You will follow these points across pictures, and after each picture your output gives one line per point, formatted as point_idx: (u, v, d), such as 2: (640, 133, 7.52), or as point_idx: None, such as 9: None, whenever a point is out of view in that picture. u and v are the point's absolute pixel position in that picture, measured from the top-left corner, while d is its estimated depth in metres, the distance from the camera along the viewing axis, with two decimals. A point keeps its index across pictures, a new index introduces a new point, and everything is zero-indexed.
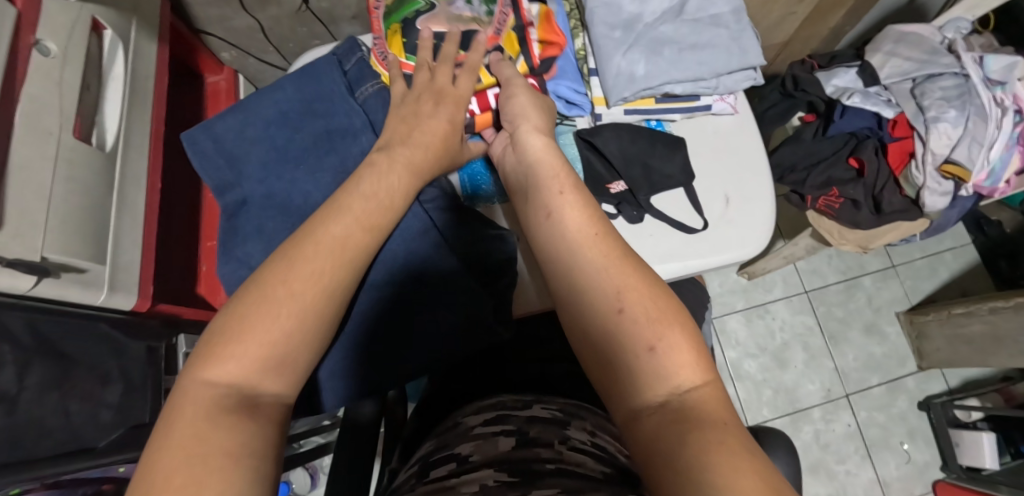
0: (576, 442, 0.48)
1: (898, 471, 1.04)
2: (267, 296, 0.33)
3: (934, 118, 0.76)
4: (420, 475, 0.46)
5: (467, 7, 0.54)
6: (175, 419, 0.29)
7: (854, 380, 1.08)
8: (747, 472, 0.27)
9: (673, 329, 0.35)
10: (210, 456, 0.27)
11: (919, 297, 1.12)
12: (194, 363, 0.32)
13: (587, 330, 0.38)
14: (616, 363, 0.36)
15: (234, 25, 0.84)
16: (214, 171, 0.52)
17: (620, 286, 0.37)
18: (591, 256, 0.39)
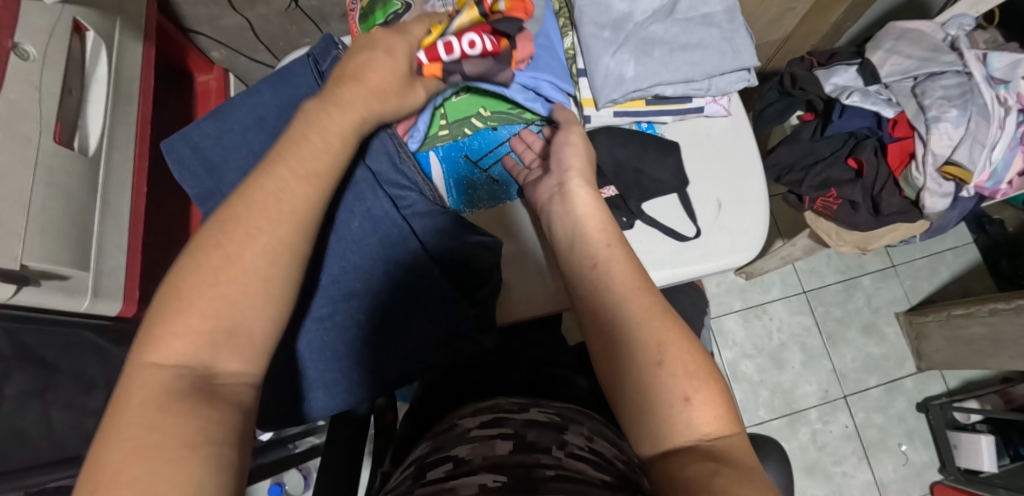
0: (574, 447, 0.46)
1: (896, 472, 1.03)
2: (201, 267, 0.31)
3: (935, 117, 0.75)
4: (416, 476, 0.45)
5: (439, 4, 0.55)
6: (123, 407, 0.27)
7: (851, 381, 1.07)
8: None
9: (706, 384, 0.35)
10: (163, 447, 0.26)
11: (919, 297, 1.10)
12: (139, 345, 0.30)
13: (619, 369, 0.38)
14: (645, 405, 0.36)
15: (223, 24, 0.82)
16: (194, 178, 0.51)
17: (661, 338, 0.37)
18: (631, 301, 0.39)
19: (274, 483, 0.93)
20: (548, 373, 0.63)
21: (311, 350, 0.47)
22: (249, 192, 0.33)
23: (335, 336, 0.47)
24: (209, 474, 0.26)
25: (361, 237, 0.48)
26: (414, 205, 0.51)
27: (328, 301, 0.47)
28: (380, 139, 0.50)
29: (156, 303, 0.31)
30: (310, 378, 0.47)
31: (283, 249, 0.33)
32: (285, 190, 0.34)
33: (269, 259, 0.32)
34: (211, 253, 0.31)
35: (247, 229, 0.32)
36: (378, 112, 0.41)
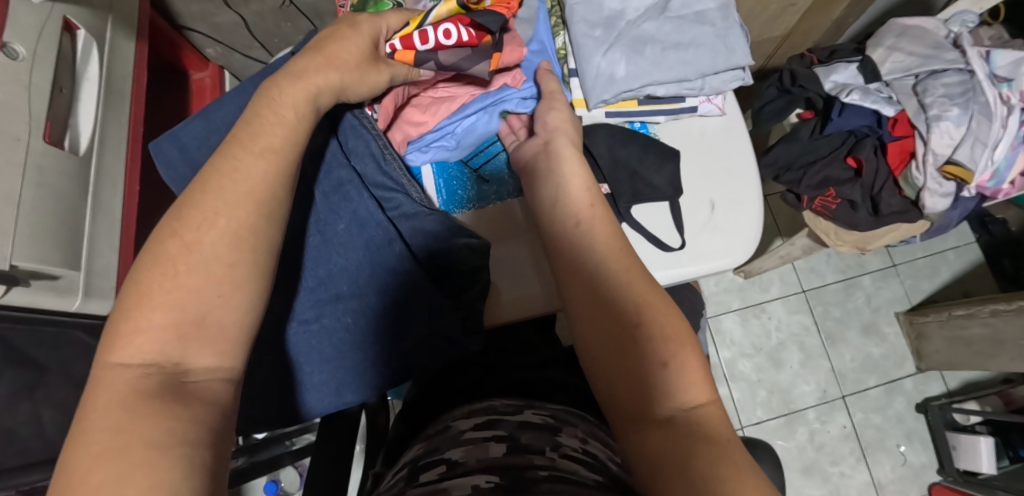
0: (567, 449, 0.46)
1: (894, 473, 1.03)
2: (160, 257, 0.32)
3: (935, 116, 0.74)
4: (408, 479, 0.44)
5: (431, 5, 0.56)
6: (90, 410, 0.28)
7: (850, 381, 1.06)
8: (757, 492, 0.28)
9: (685, 349, 0.36)
10: (128, 448, 0.26)
11: (920, 297, 1.09)
12: (105, 344, 0.31)
13: (599, 338, 0.39)
14: (628, 372, 0.36)
15: (218, 21, 0.82)
16: (181, 179, 0.51)
17: (640, 303, 0.38)
18: (616, 270, 0.40)
19: (270, 480, 0.94)
20: (539, 374, 0.63)
21: (300, 351, 0.47)
22: (203, 180, 0.35)
23: (322, 337, 0.47)
24: (178, 474, 0.26)
25: (349, 239, 0.49)
26: (400, 206, 0.51)
27: (317, 302, 0.47)
28: (350, 119, 0.51)
29: (121, 301, 0.32)
30: (306, 380, 0.47)
31: (242, 236, 0.34)
32: (240, 168, 0.35)
33: (234, 243, 0.33)
34: (170, 247, 0.32)
35: (204, 214, 0.33)
36: (336, 82, 0.42)
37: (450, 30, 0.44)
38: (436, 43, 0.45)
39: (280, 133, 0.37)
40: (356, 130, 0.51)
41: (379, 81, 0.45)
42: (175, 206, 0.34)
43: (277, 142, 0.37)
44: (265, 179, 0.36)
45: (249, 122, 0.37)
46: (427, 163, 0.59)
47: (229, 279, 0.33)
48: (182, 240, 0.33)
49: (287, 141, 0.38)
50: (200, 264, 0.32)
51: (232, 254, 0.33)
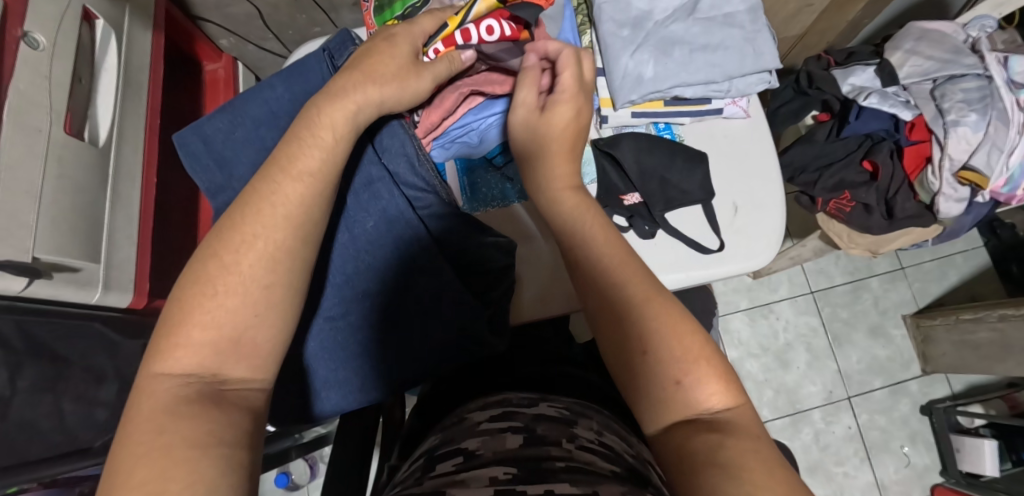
0: (583, 440, 0.46)
1: (897, 474, 1.03)
2: (200, 276, 0.32)
3: (953, 121, 0.74)
4: (424, 470, 0.45)
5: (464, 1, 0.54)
6: (134, 415, 0.28)
7: (856, 382, 1.07)
8: (775, 484, 0.29)
9: (703, 365, 0.35)
10: (171, 449, 0.26)
11: (927, 300, 1.10)
12: (151, 356, 0.31)
13: (614, 361, 0.38)
14: (643, 387, 0.36)
15: (231, 12, 0.81)
16: (205, 172, 0.51)
17: (648, 325, 0.37)
18: (629, 282, 0.39)
19: (281, 473, 0.95)
20: (554, 370, 0.63)
21: (321, 346, 0.47)
22: (246, 201, 0.35)
23: (347, 332, 0.47)
24: (219, 472, 0.26)
25: (374, 236, 0.48)
26: (430, 206, 0.50)
27: (340, 298, 0.47)
28: (392, 128, 0.49)
29: (164, 316, 0.32)
30: (318, 374, 0.47)
31: (284, 268, 0.34)
32: (278, 192, 0.35)
33: (270, 265, 0.33)
34: (211, 275, 0.32)
35: (243, 237, 0.33)
36: (376, 96, 0.41)
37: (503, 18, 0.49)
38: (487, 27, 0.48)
39: (315, 156, 0.37)
40: (394, 134, 0.49)
41: (422, 86, 0.44)
42: (215, 228, 0.34)
43: (314, 165, 0.37)
44: (304, 199, 0.36)
45: (286, 151, 0.37)
46: (449, 160, 0.59)
47: (265, 299, 0.33)
48: (226, 267, 0.32)
49: (326, 163, 0.38)
50: (236, 290, 0.32)
51: (277, 275, 0.33)
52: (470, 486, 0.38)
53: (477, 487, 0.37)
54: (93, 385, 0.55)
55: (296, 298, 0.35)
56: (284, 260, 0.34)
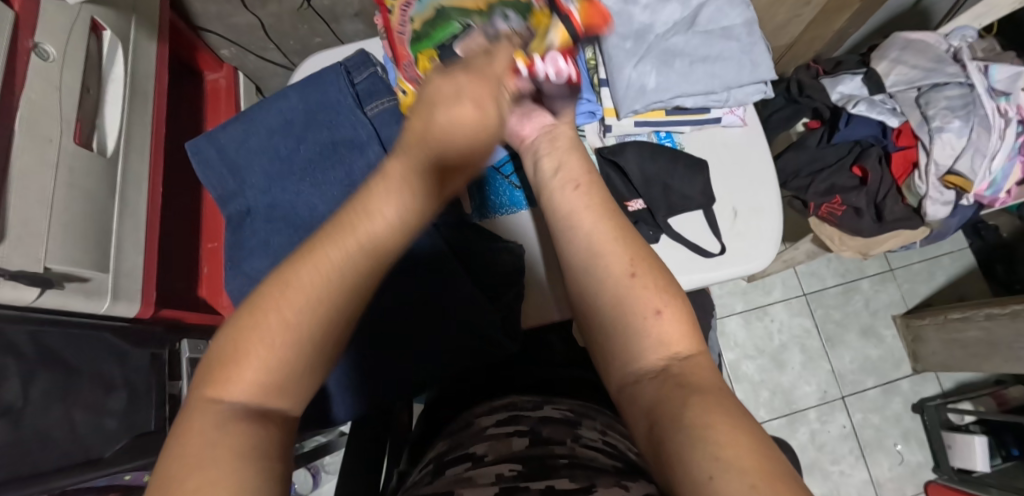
0: (587, 439, 0.47)
1: (892, 472, 1.06)
2: (265, 301, 0.27)
3: (938, 128, 0.77)
4: (433, 474, 0.45)
5: (504, 20, 0.48)
6: (183, 438, 0.24)
7: (850, 382, 1.09)
8: (731, 430, 0.26)
9: (675, 299, 0.35)
10: (219, 463, 0.23)
11: (916, 300, 1.13)
12: (202, 378, 0.27)
13: (587, 292, 0.37)
14: (618, 326, 0.35)
15: (235, 22, 0.82)
16: (217, 180, 0.53)
17: (633, 254, 0.36)
18: (608, 243, 0.37)
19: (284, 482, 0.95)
20: (562, 374, 0.64)
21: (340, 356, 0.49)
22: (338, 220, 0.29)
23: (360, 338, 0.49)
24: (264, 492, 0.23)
25: None
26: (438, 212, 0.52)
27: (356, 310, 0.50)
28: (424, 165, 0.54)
29: (221, 337, 0.27)
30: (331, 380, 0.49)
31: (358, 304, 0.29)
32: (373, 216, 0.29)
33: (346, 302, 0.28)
34: (282, 301, 0.27)
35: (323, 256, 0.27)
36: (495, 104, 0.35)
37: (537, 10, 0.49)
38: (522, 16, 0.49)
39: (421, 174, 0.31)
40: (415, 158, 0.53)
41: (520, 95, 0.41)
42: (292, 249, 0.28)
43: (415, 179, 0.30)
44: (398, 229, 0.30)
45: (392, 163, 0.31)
46: None
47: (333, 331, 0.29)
48: (293, 295, 0.27)
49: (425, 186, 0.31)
50: (307, 325, 0.27)
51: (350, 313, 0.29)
52: (477, 484, 0.39)
53: (484, 485, 0.38)
54: (103, 394, 0.55)
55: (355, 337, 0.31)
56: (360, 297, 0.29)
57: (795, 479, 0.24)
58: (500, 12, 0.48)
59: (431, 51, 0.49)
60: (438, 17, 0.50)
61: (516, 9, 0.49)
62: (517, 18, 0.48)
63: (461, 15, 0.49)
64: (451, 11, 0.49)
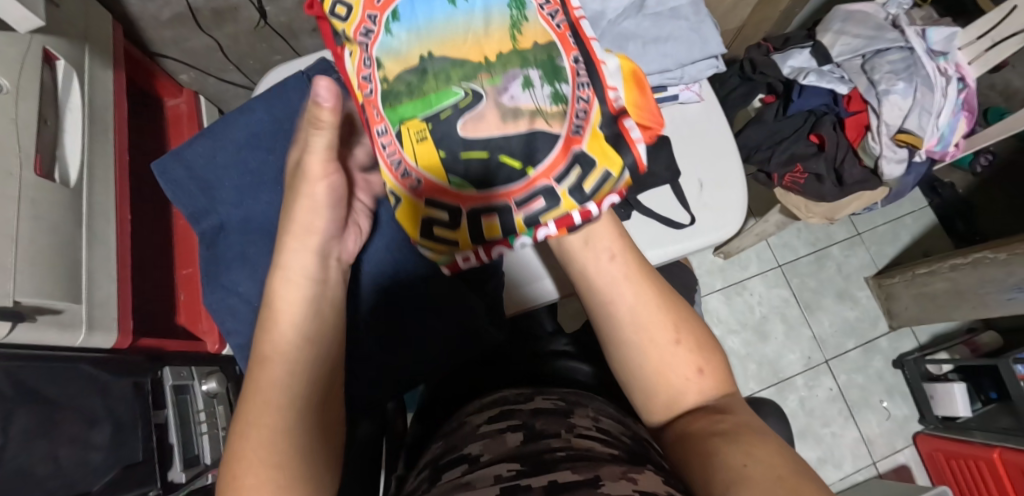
0: (582, 429, 0.47)
1: (880, 428, 1.09)
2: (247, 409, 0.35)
3: (885, 91, 0.80)
4: (431, 480, 0.44)
5: (525, 94, 0.41)
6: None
7: (831, 345, 1.12)
8: (759, 441, 0.34)
9: (704, 349, 0.41)
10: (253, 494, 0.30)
11: (885, 261, 1.17)
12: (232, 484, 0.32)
13: (629, 359, 0.41)
14: (663, 381, 0.40)
15: (191, 46, 0.82)
16: (189, 198, 0.53)
17: (674, 318, 0.41)
18: (647, 307, 0.41)
19: None
20: (551, 363, 0.64)
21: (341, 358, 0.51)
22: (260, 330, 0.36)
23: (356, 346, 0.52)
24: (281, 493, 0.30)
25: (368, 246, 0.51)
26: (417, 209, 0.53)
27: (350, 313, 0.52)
28: None
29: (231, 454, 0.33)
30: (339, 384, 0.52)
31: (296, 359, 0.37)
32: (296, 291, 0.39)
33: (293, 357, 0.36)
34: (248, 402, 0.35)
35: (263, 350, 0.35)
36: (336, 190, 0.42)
37: (575, 95, 0.43)
38: (572, 143, 0.43)
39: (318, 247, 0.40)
40: None
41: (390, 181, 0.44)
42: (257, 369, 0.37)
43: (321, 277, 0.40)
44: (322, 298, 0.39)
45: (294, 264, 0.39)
46: None
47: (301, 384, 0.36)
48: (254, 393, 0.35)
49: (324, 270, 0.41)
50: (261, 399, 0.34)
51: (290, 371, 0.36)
52: (477, 487, 0.37)
53: (483, 486, 0.37)
54: (86, 428, 0.54)
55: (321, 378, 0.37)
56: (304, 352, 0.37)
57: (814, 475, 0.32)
58: (518, 76, 0.42)
59: (424, 120, 0.41)
60: (427, 68, 0.41)
61: (543, 72, 0.42)
62: (543, 83, 0.42)
63: (465, 75, 0.41)
64: (447, 65, 0.41)
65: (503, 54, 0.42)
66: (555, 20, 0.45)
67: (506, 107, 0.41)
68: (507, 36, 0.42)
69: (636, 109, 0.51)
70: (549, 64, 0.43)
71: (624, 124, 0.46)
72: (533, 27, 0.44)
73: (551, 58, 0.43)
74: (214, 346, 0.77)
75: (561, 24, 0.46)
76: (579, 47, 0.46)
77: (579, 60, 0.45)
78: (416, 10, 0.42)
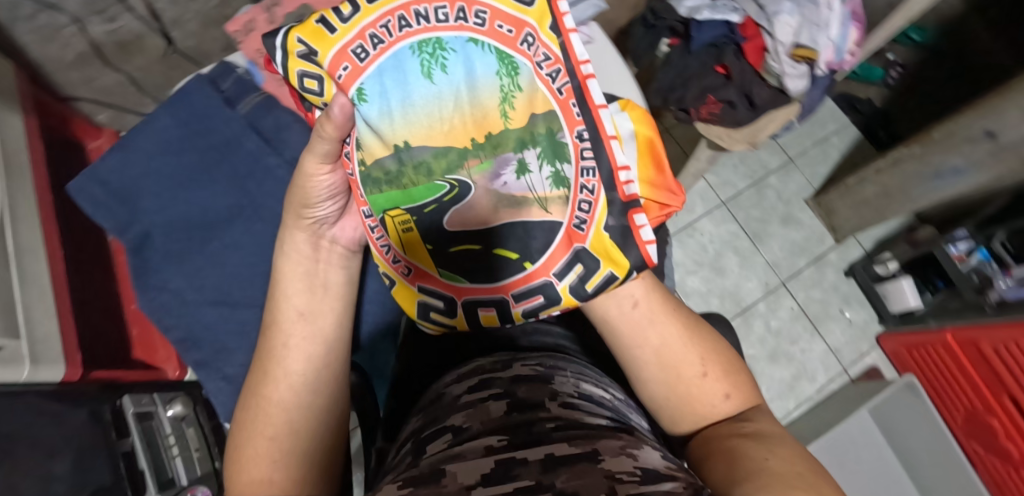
0: (565, 396, 0.48)
1: (845, 335, 1.14)
2: (262, 379, 0.43)
3: (774, 13, 0.84)
4: (415, 454, 0.44)
5: (517, 183, 0.49)
6: (242, 467, 0.40)
7: (785, 267, 1.17)
8: (775, 445, 0.38)
9: (725, 374, 0.45)
10: (269, 454, 0.40)
11: (820, 181, 1.23)
12: (240, 432, 0.42)
13: (656, 384, 0.45)
14: (687, 402, 0.44)
15: (102, 84, 0.82)
16: (109, 211, 0.60)
17: (702, 353, 0.45)
18: (671, 334, 0.46)
19: None
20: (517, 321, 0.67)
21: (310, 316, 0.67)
22: (272, 323, 0.46)
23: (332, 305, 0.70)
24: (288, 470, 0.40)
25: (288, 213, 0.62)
26: None
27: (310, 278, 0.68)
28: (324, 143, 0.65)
29: (245, 405, 0.43)
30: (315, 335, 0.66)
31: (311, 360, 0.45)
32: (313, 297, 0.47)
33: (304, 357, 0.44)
34: (267, 374, 0.43)
35: (279, 346, 0.44)
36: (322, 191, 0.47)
37: (577, 182, 0.48)
38: (574, 238, 0.49)
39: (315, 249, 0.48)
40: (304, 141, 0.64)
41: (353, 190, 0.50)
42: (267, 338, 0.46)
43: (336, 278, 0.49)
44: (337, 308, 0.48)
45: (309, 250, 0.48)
46: None
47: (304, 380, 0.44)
48: (270, 370, 0.44)
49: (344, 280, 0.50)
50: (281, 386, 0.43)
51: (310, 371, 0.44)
52: (466, 459, 0.38)
53: (474, 458, 0.38)
54: (44, 459, 0.53)
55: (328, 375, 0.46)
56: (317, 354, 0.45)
57: (824, 471, 0.36)
58: (511, 160, 0.49)
59: (407, 210, 0.50)
60: (409, 157, 0.47)
61: (545, 154, 0.49)
62: (541, 165, 0.49)
63: (449, 165, 0.48)
64: (429, 155, 0.48)
65: (489, 135, 0.48)
66: (558, 86, 0.49)
67: (497, 193, 0.49)
68: (496, 111, 0.48)
69: (650, 187, 0.54)
70: (556, 147, 0.49)
71: (635, 219, 0.48)
72: (524, 98, 0.48)
73: (548, 136, 0.49)
74: (175, 372, 0.78)
75: (562, 88, 0.49)
76: (584, 116, 0.48)
77: (585, 134, 0.49)
78: (399, 89, 0.46)
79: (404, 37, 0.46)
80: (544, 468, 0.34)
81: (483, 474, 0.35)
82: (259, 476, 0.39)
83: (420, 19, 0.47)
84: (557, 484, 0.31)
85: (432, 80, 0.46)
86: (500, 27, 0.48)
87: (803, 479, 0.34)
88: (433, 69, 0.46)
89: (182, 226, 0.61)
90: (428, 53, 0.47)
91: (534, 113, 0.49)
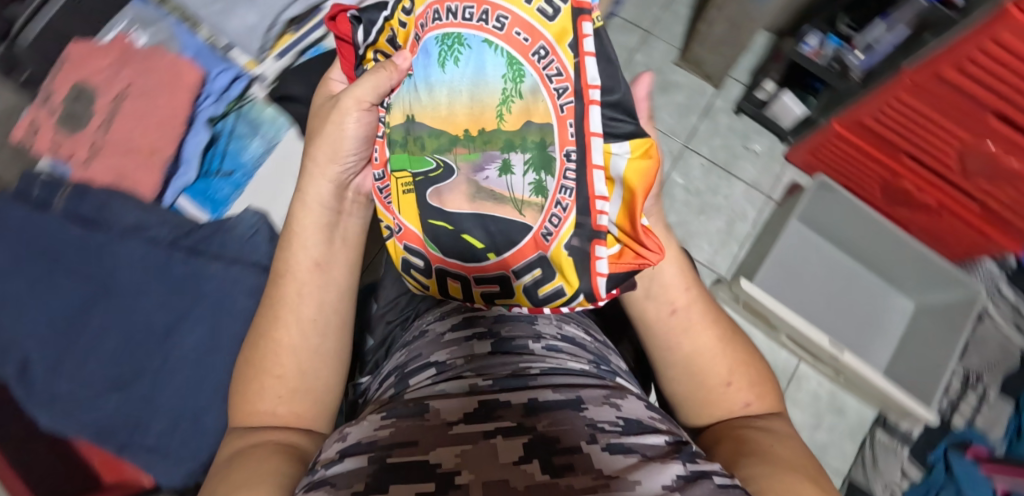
0: (548, 337, 0.52)
1: (756, 167, 1.20)
2: (275, 321, 0.51)
3: None
4: (398, 386, 0.48)
5: (497, 181, 0.47)
6: (254, 394, 0.49)
7: (680, 130, 1.22)
8: (783, 441, 0.47)
9: (750, 385, 0.52)
10: (283, 386, 0.49)
11: (681, 39, 1.26)
12: (250, 362, 0.50)
13: (682, 378, 0.53)
14: (708, 398, 0.52)
15: None
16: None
17: (731, 365, 0.52)
18: (693, 343, 0.53)
19: None
20: None
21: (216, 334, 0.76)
22: (282, 265, 0.54)
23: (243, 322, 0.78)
24: (296, 404, 0.49)
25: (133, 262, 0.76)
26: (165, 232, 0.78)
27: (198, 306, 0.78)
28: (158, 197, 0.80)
29: (260, 337, 0.51)
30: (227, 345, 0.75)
31: (325, 315, 0.53)
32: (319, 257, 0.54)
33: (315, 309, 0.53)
34: (282, 315, 0.51)
35: (293, 295, 0.52)
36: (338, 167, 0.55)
37: (554, 197, 0.45)
38: (539, 245, 0.48)
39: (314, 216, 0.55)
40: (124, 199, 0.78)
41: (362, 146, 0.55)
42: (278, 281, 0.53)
43: (344, 246, 0.57)
44: (345, 268, 0.56)
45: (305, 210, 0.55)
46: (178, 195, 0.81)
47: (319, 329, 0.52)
48: (283, 316, 0.51)
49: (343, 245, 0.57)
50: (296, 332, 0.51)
51: (320, 326, 0.52)
52: (450, 394, 0.42)
53: (458, 395, 0.41)
54: None
55: (337, 325, 0.54)
56: (329, 313, 0.54)
57: (821, 467, 0.45)
58: (497, 160, 0.47)
59: (411, 175, 0.53)
60: (411, 133, 0.52)
61: (535, 162, 0.45)
62: (526, 170, 0.46)
63: (438, 147, 0.50)
64: (425, 133, 0.50)
65: (482, 131, 0.46)
66: (561, 100, 0.42)
67: (476, 185, 0.49)
68: (494, 112, 0.45)
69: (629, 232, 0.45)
70: (543, 152, 0.44)
71: (595, 248, 0.45)
72: (522, 105, 0.44)
73: (539, 146, 0.44)
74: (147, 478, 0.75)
75: (566, 106, 0.42)
76: (578, 139, 0.42)
77: (572, 155, 0.43)
78: (424, 70, 0.49)
79: (435, 28, 0.47)
80: (526, 411, 0.38)
81: (466, 412, 0.38)
82: (271, 402, 0.48)
83: (450, 14, 0.46)
84: (539, 428, 0.35)
85: (444, 70, 0.47)
86: (518, 34, 0.43)
87: (804, 468, 0.43)
88: (447, 61, 0.46)
89: (55, 320, 0.73)
90: (447, 46, 0.46)
91: (530, 120, 0.44)
